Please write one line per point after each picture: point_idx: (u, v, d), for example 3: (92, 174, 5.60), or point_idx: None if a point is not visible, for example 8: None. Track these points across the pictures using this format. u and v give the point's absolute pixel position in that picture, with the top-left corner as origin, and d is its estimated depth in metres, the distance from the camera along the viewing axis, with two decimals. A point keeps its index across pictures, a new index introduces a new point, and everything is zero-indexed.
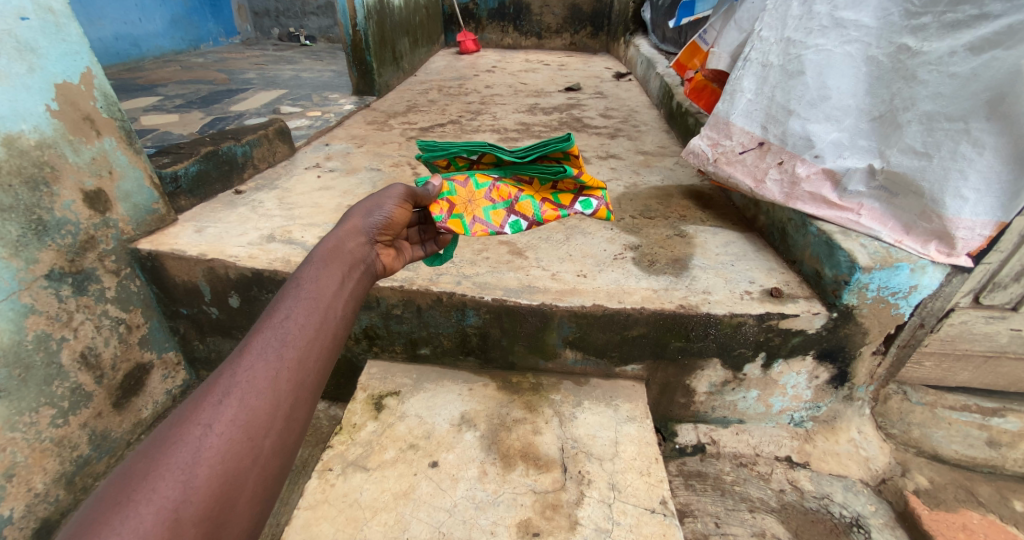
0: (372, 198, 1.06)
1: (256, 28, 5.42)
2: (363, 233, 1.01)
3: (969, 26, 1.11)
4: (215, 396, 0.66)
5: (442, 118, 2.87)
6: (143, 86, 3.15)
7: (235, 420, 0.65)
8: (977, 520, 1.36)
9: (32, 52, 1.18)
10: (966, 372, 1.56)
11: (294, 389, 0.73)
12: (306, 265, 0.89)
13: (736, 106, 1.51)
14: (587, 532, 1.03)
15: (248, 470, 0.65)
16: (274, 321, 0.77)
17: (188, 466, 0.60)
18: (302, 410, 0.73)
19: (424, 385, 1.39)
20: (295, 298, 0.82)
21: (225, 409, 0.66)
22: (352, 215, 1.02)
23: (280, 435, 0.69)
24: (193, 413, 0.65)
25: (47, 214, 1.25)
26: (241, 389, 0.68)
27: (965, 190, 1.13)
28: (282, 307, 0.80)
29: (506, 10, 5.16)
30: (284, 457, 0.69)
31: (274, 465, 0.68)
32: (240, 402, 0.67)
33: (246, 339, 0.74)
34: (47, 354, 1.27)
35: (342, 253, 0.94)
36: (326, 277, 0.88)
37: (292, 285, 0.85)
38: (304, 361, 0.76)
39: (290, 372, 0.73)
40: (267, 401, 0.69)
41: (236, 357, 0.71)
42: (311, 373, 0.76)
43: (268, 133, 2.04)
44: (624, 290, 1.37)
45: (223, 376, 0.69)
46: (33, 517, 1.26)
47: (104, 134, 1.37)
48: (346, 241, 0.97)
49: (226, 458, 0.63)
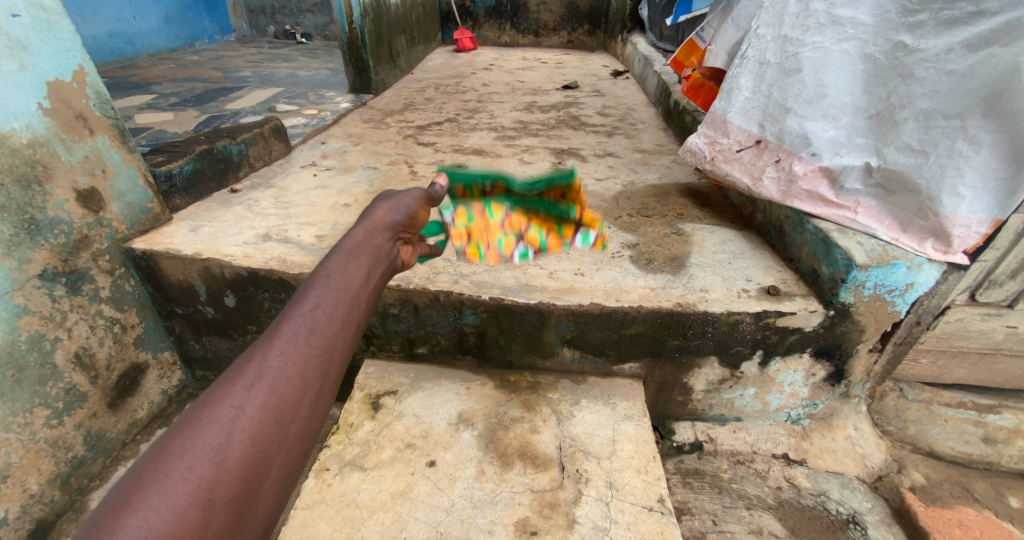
0: (394, 199, 1.08)
1: (252, 25, 5.39)
2: (388, 228, 1.01)
3: (966, 23, 1.11)
4: (247, 380, 0.66)
5: (439, 117, 2.86)
6: (136, 84, 3.12)
7: (266, 405, 0.65)
8: (972, 517, 1.37)
9: (23, 49, 1.17)
10: (962, 368, 1.56)
11: (321, 377, 0.72)
12: (332, 255, 0.89)
13: (733, 104, 1.49)
14: (585, 531, 1.03)
15: (273, 454, 0.64)
16: (304, 309, 0.77)
17: (221, 446, 0.60)
18: (326, 399, 0.72)
19: (421, 384, 1.39)
20: (324, 287, 0.81)
21: (256, 393, 0.65)
22: (376, 210, 1.03)
23: (305, 421, 0.69)
24: (225, 395, 0.64)
25: (40, 213, 1.24)
26: (272, 373, 0.68)
27: (961, 187, 1.13)
28: (312, 295, 0.80)
29: (504, 8, 5.14)
30: (308, 444, 0.68)
31: (299, 452, 0.67)
32: (272, 386, 0.67)
33: (276, 326, 0.74)
34: (41, 354, 1.26)
35: (368, 246, 0.94)
36: (353, 268, 0.88)
37: (320, 273, 0.84)
38: (330, 350, 0.75)
39: (317, 360, 0.73)
40: (294, 386, 0.69)
41: (267, 342, 0.71)
42: (336, 362, 0.75)
43: (264, 132, 2.03)
44: (621, 289, 1.36)
45: (254, 360, 0.69)
46: (28, 518, 1.25)
47: (97, 132, 1.37)
48: (372, 235, 0.97)
49: (255, 442, 0.62)
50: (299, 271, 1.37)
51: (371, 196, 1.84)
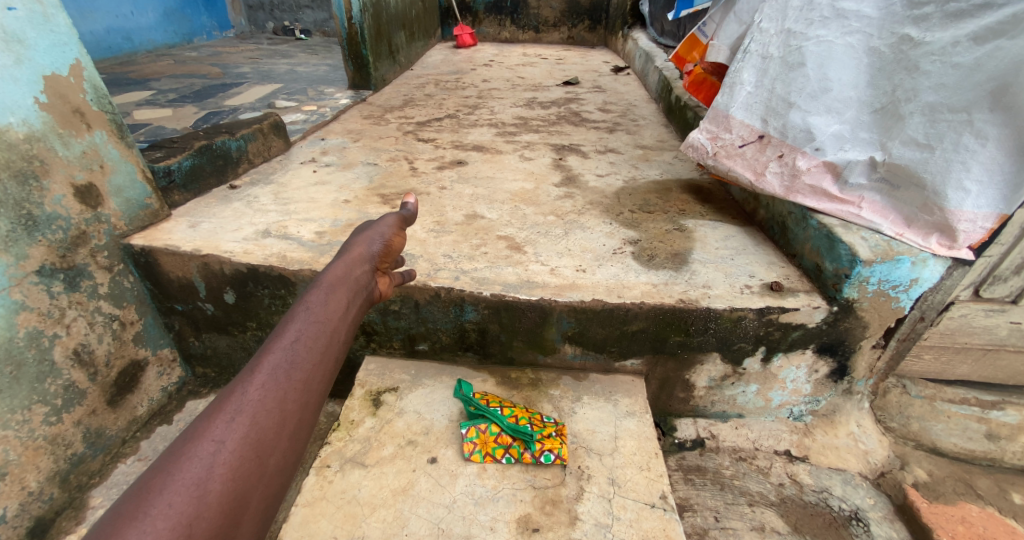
0: (370, 231, 1.09)
1: (251, 22, 5.37)
2: (367, 261, 1.02)
3: (973, 15, 1.10)
4: (227, 414, 0.65)
5: (439, 113, 2.84)
6: (135, 80, 3.11)
7: (246, 438, 0.64)
8: (976, 513, 1.36)
9: (19, 43, 1.16)
10: (965, 364, 1.55)
11: (300, 409, 0.72)
12: (312, 289, 0.90)
13: (736, 99, 1.48)
14: (587, 528, 1.02)
15: (253, 488, 0.62)
16: (284, 343, 0.77)
17: (202, 480, 0.58)
18: (306, 431, 0.72)
19: (422, 381, 1.38)
20: (303, 322, 0.82)
21: (237, 427, 0.65)
22: (354, 244, 1.04)
23: (285, 454, 0.68)
24: (205, 430, 0.63)
25: (37, 209, 1.23)
26: (253, 407, 0.67)
27: (967, 182, 1.11)
28: (291, 329, 0.80)
29: (504, 4, 5.11)
30: (288, 477, 0.67)
31: (278, 485, 0.66)
32: (252, 420, 0.66)
33: (255, 361, 0.74)
34: (39, 351, 1.25)
35: (347, 278, 0.95)
36: (333, 301, 0.88)
37: (300, 307, 0.85)
38: (310, 383, 0.75)
39: (297, 393, 0.73)
40: (274, 419, 0.68)
41: (247, 377, 0.71)
42: (316, 395, 0.75)
43: (263, 127, 2.02)
44: (623, 285, 1.35)
45: (234, 394, 0.68)
46: (27, 515, 1.24)
47: (95, 127, 1.36)
48: (352, 268, 0.98)
49: (236, 475, 0.61)
50: (299, 267, 1.37)
51: (371, 192, 1.83)
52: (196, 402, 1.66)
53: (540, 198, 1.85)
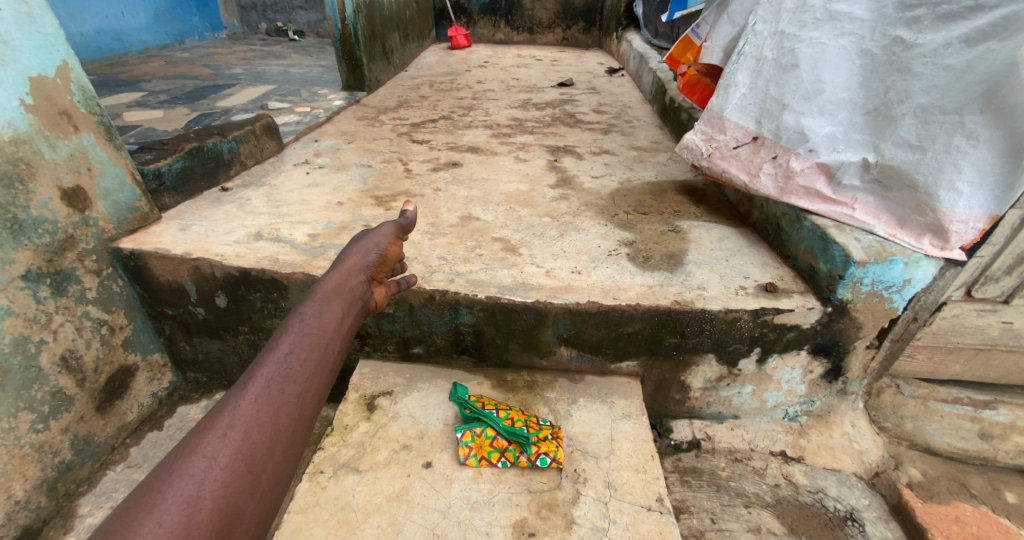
0: (365, 240, 1.08)
1: (243, 23, 5.34)
2: (363, 271, 1.01)
3: (964, 17, 1.10)
4: (219, 429, 0.64)
5: (434, 114, 2.83)
6: (125, 81, 3.07)
7: (238, 454, 0.63)
8: (968, 513, 1.37)
9: (4, 44, 1.14)
10: (958, 364, 1.55)
11: (294, 423, 0.71)
12: (306, 299, 0.89)
13: (730, 100, 1.48)
14: (584, 532, 1.01)
15: (245, 504, 0.61)
16: (276, 356, 0.76)
17: (192, 498, 0.57)
18: (300, 445, 0.71)
19: (416, 384, 1.37)
20: (297, 333, 0.81)
21: (229, 442, 0.63)
22: (350, 253, 1.03)
23: (278, 468, 0.67)
24: (197, 445, 0.62)
25: (23, 212, 1.21)
26: (245, 421, 0.66)
27: (959, 183, 1.12)
28: (285, 341, 0.79)
29: (498, 6, 5.12)
30: (281, 493, 0.66)
31: (270, 502, 0.65)
32: (245, 434, 0.65)
33: (247, 374, 0.73)
34: (25, 357, 1.23)
35: (343, 289, 0.94)
36: (328, 312, 0.87)
37: (295, 318, 0.84)
38: (303, 396, 0.74)
39: (291, 406, 0.71)
40: (267, 433, 0.67)
41: (239, 391, 0.70)
42: (310, 409, 0.74)
43: (256, 129, 2.00)
44: (619, 287, 1.35)
45: (227, 409, 0.67)
46: (13, 525, 1.22)
47: (82, 129, 1.34)
48: (348, 278, 0.97)
49: (227, 492, 0.60)
50: (292, 270, 1.35)
51: (365, 194, 1.82)
52: (187, 408, 1.64)
53: (535, 199, 1.84)
